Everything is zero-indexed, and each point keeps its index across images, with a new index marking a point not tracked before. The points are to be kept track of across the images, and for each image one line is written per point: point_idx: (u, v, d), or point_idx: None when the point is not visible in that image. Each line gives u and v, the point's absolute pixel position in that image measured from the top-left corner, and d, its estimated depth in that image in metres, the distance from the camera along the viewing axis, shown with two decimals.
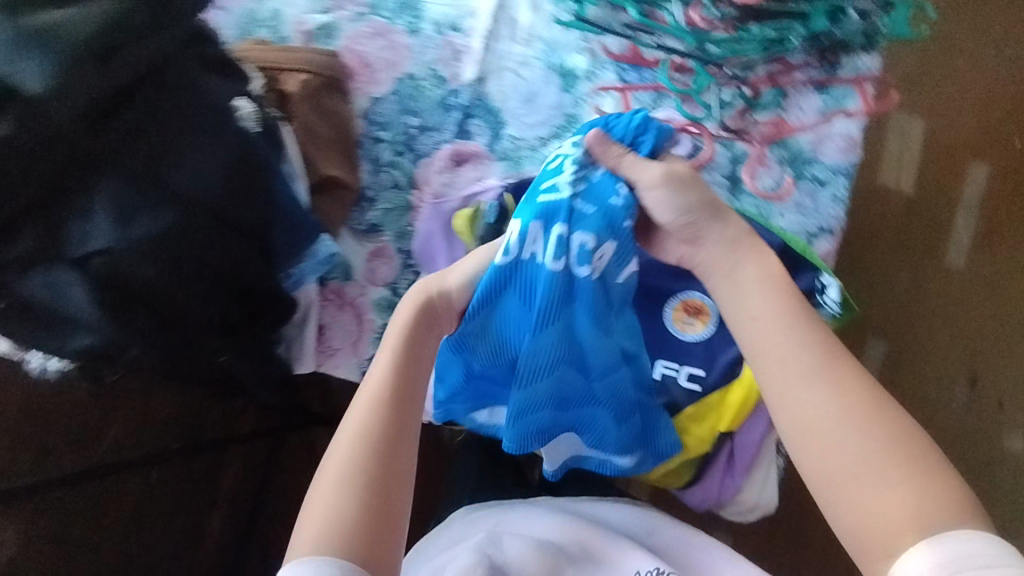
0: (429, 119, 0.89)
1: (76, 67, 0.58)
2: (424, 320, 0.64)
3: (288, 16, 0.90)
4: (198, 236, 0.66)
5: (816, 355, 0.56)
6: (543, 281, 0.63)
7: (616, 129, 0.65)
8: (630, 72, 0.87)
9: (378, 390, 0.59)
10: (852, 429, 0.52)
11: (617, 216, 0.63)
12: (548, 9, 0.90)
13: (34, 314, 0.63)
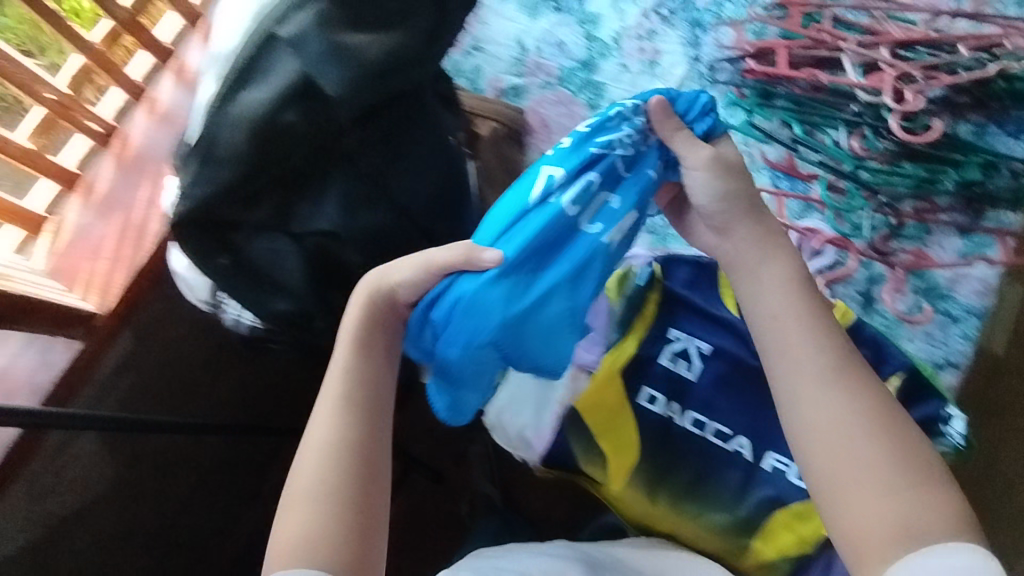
0: None
1: (363, 80, 0.67)
2: (392, 296, 0.60)
3: (487, 73, 1.03)
4: (400, 236, 0.74)
5: (826, 352, 0.54)
6: (554, 218, 0.60)
7: (680, 103, 0.65)
8: (784, 180, 0.94)
9: (342, 407, 0.55)
10: (861, 436, 0.51)
11: (644, 191, 0.63)
12: (718, 110, 0.98)
13: (248, 272, 0.71)
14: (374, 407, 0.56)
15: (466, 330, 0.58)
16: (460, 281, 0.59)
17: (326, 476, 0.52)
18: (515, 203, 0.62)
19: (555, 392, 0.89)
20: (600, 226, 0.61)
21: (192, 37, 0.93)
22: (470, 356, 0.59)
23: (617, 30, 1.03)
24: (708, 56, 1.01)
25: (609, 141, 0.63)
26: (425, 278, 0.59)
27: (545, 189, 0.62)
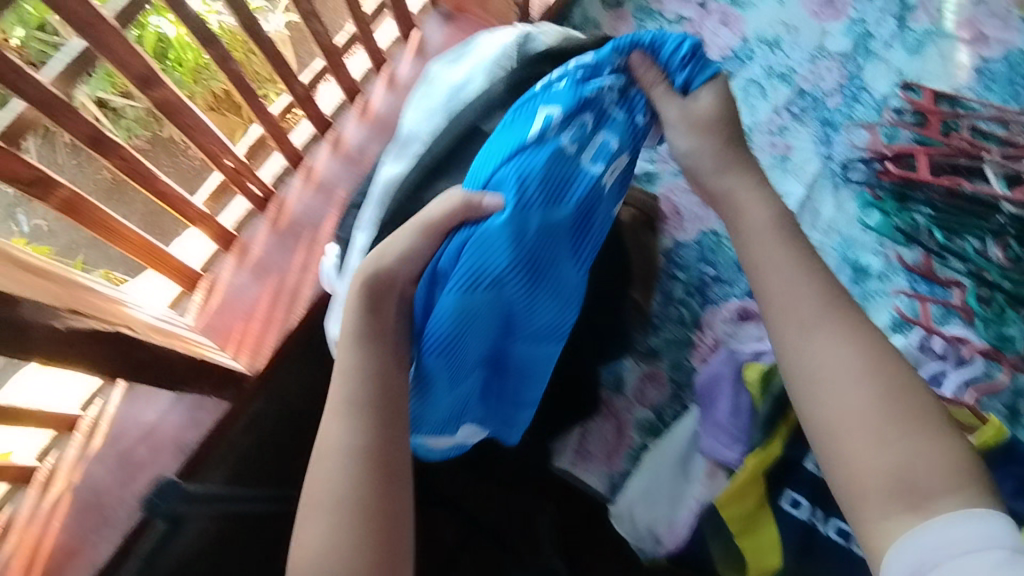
0: (723, 272, 0.98)
1: None
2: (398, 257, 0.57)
3: None
4: None
5: (823, 300, 0.55)
6: (554, 158, 0.58)
7: (668, 45, 0.61)
8: (922, 284, 0.94)
9: (350, 378, 0.54)
10: (860, 378, 0.52)
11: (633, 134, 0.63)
12: (852, 210, 1.00)
13: None
14: (384, 390, 0.55)
15: (482, 273, 0.56)
16: (463, 231, 0.57)
17: (352, 465, 0.51)
18: (510, 142, 0.59)
19: (690, 486, 0.85)
20: (600, 166, 0.61)
21: (348, 111, 0.96)
22: (468, 311, 0.56)
23: (749, 124, 1.06)
24: (840, 155, 1.03)
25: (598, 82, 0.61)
26: (420, 241, 0.57)
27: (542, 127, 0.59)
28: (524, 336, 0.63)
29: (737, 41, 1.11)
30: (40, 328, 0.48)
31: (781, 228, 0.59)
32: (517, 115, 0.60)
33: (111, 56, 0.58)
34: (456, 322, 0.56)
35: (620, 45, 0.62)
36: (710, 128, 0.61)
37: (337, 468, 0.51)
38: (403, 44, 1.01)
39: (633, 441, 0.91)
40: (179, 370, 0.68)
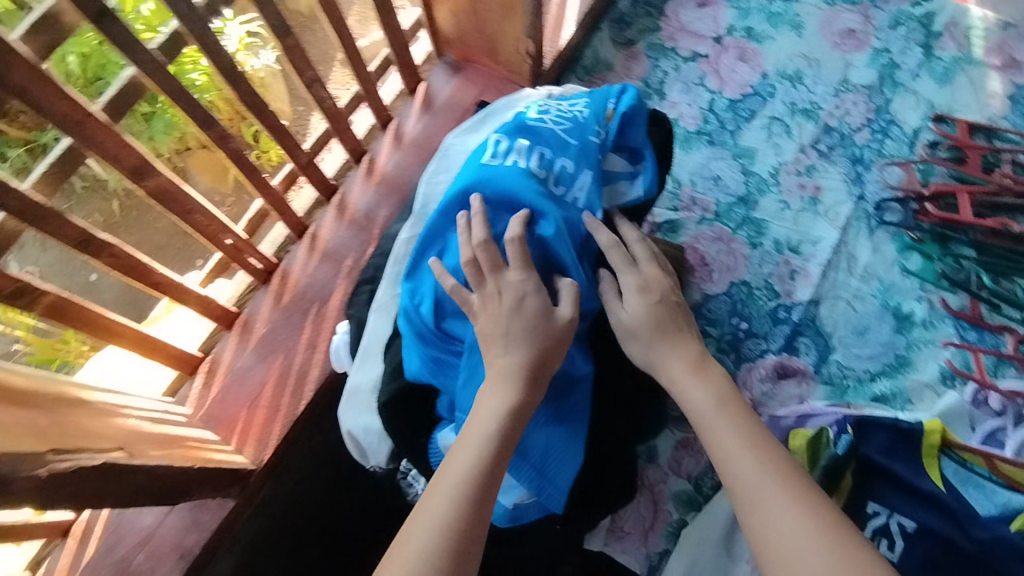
0: (757, 326, 0.92)
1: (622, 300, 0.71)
2: (491, 335, 0.57)
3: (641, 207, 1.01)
4: (604, 410, 0.69)
5: (765, 460, 0.55)
6: (512, 176, 0.62)
7: (597, 101, 0.67)
8: (970, 331, 0.89)
9: (468, 461, 0.51)
10: (809, 533, 0.49)
11: (591, 150, 0.64)
12: (891, 253, 0.94)
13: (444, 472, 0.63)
14: (486, 487, 0.50)
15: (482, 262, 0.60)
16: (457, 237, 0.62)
17: (440, 554, 0.46)
18: (508, 181, 0.61)
19: (736, 567, 0.78)
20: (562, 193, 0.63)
21: (355, 172, 0.92)
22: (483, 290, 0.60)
23: (774, 165, 1.01)
24: (874, 194, 0.98)
25: (590, 127, 0.65)
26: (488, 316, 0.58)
27: (533, 167, 0.63)
28: None
29: (757, 77, 1.07)
30: (21, 480, 0.43)
31: (722, 394, 0.61)
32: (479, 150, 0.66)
33: (101, 150, 0.56)
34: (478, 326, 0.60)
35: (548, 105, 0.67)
36: (654, 317, 0.64)
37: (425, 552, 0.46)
38: (409, 97, 0.97)
39: (671, 516, 0.84)
40: (178, 483, 0.61)
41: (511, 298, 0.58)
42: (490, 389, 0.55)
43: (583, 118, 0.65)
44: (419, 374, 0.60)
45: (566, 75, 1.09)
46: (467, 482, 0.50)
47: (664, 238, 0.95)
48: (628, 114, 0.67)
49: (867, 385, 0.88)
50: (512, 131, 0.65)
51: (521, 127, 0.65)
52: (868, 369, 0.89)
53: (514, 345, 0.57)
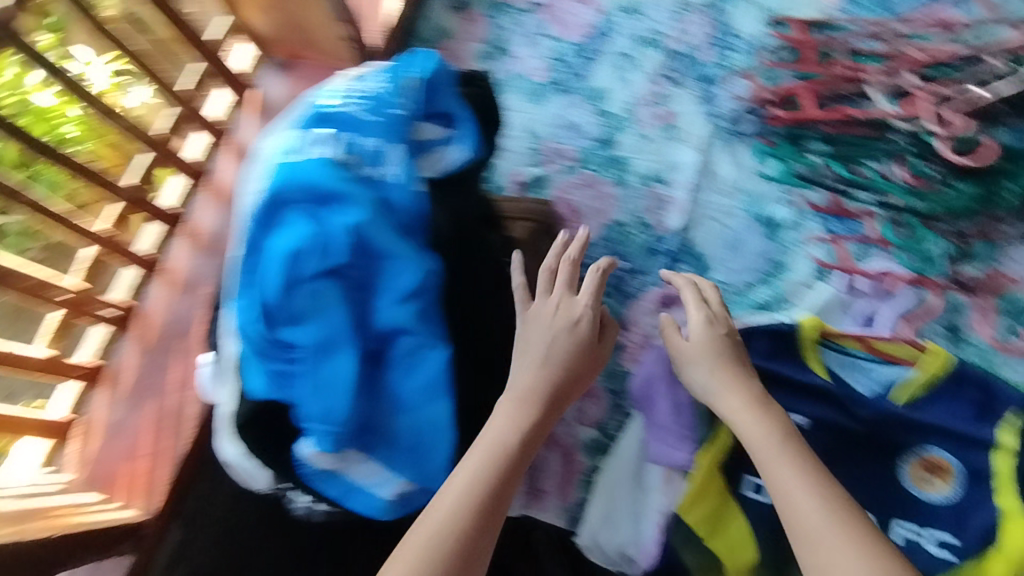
0: (637, 263, 0.93)
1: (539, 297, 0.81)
2: (537, 349, 0.66)
3: (505, 169, 0.99)
4: (475, 379, 0.68)
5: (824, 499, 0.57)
6: (315, 168, 0.60)
7: (396, 72, 0.66)
8: (835, 223, 0.90)
9: (473, 473, 0.56)
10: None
11: (396, 124, 0.64)
12: (750, 163, 0.95)
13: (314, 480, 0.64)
14: (494, 501, 0.56)
15: (300, 262, 0.59)
16: (271, 241, 0.60)
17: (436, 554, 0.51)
18: (310, 173, 0.60)
19: (648, 497, 0.81)
20: (374, 172, 0.62)
21: (199, 196, 0.89)
22: (308, 290, 0.59)
23: (627, 100, 1.01)
24: (727, 109, 0.98)
25: (389, 99, 0.64)
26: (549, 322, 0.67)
27: (336, 153, 0.61)
28: (378, 303, 0.62)
29: (596, 16, 1.07)
30: None
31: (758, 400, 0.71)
32: (280, 147, 0.63)
33: None
34: (313, 329, 0.59)
35: (345, 86, 0.66)
36: (716, 353, 0.72)
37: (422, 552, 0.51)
38: (242, 107, 0.95)
39: (584, 465, 0.86)
40: (49, 552, 0.59)
41: (565, 312, 0.68)
42: (509, 406, 0.62)
43: (380, 91, 0.64)
44: (267, 393, 0.61)
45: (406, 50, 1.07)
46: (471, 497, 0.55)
47: (530, 196, 0.94)
48: (429, 79, 0.67)
49: (748, 295, 0.90)
50: (310, 121, 0.63)
51: (318, 116, 0.63)
52: (746, 281, 0.91)
53: (552, 364, 0.65)
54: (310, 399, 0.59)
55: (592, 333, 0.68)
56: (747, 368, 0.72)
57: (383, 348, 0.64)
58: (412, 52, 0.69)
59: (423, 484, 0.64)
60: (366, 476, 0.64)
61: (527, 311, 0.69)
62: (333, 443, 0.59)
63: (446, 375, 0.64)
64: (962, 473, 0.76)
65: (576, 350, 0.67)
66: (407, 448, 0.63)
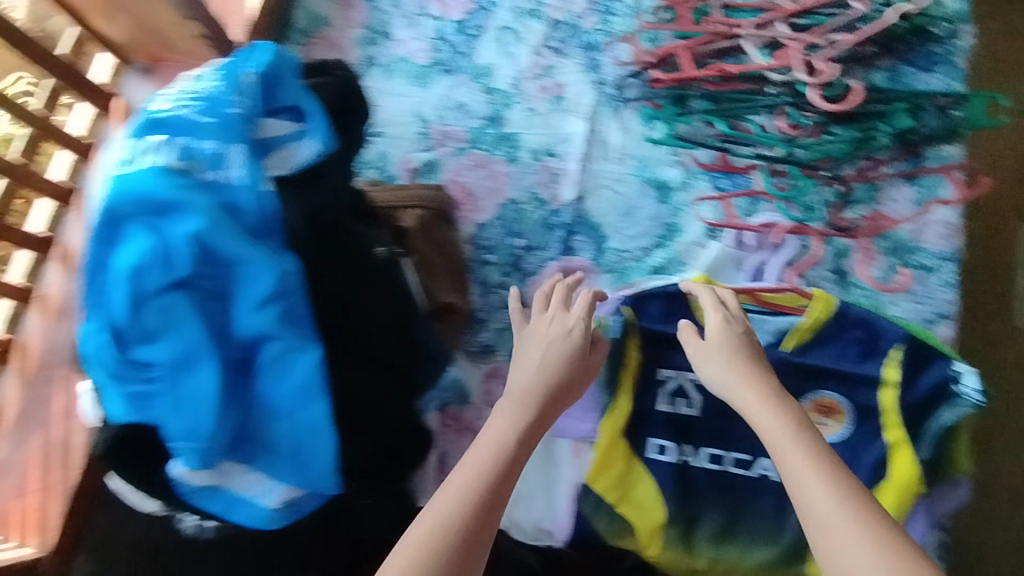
0: (534, 239, 0.93)
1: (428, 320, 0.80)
2: (533, 356, 0.70)
3: (395, 157, 0.97)
4: (352, 375, 0.67)
5: (842, 495, 0.51)
6: (149, 178, 0.58)
7: (232, 69, 0.64)
8: (723, 180, 0.91)
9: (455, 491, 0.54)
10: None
11: (234, 123, 0.62)
12: (637, 128, 0.95)
13: (191, 499, 0.63)
14: (490, 499, 0.54)
15: (143, 277, 0.57)
16: (113, 259, 0.58)
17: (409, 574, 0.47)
18: (142, 184, 0.57)
19: (559, 472, 0.84)
20: (214, 175, 0.60)
21: (70, 218, 0.86)
22: (157, 306, 0.57)
23: (513, 75, 0.99)
24: (611, 75, 0.97)
25: (224, 98, 0.62)
26: (546, 344, 0.71)
27: (170, 160, 0.59)
28: (236, 311, 0.60)
29: None
30: None
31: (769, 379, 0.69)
32: (117, 161, 0.61)
33: None
34: (168, 345, 0.57)
35: (180, 90, 0.63)
36: (732, 351, 0.69)
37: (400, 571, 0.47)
38: (109, 118, 0.91)
39: None
40: None
41: (559, 327, 0.73)
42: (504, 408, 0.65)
43: (214, 91, 0.62)
44: (128, 415, 0.59)
45: (283, 42, 1.03)
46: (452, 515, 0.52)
47: (419, 184, 0.93)
48: (266, 73, 0.65)
49: (644, 260, 0.90)
50: (144, 130, 0.61)
51: (151, 124, 0.61)
52: (642, 246, 0.91)
53: (547, 368, 0.69)
54: (173, 416, 0.58)
55: (583, 339, 0.71)
56: (765, 367, 0.68)
57: (251, 357, 0.62)
58: (250, 46, 0.67)
59: (311, 488, 0.64)
60: (248, 487, 0.63)
61: (528, 326, 0.75)
62: (202, 458, 0.58)
63: (320, 375, 0.63)
64: (853, 411, 0.79)
65: (568, 359, 0.70)
66: (287, 454, 0.63)
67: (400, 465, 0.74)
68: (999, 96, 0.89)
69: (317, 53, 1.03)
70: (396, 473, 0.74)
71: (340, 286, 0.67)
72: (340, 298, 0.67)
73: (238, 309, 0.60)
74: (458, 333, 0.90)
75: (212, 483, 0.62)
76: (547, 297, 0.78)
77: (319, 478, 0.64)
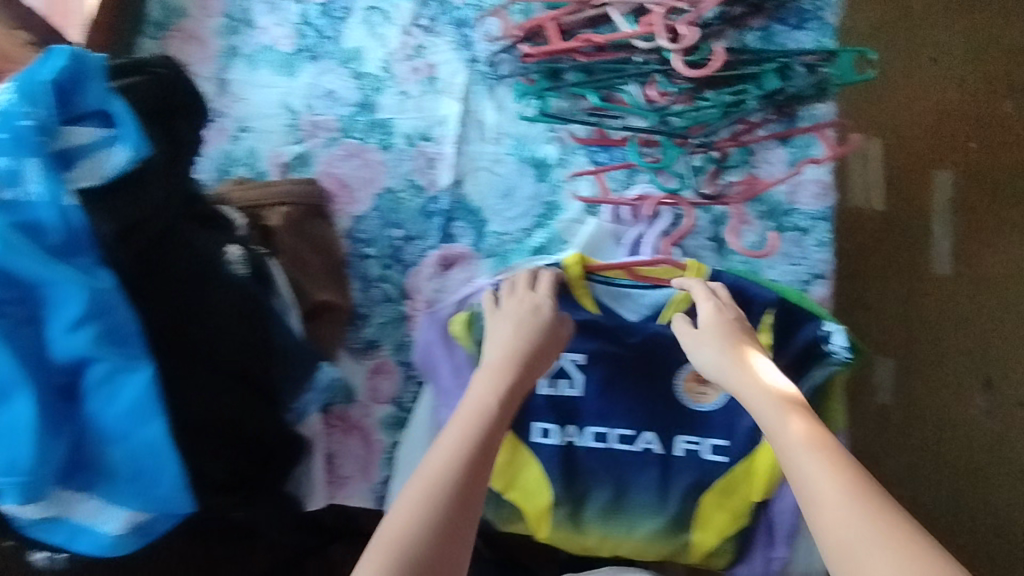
0: (412, 228, 0.90)
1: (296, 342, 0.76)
2: (505, 333, 0.74)
3: (264, 151, 0.93)
4: (194, 388, 0.65)
5: (828, 463, 0.55)
6: None
7: (26, 80, 0.61)
8: (600, 154, 0.90)
9: (435, 475, 0.59)
10: (875, 541, 0.49)
11: (25, 135, 0.58)
12: (512, 106, 0.92)
13: (36, 534, 0.63)
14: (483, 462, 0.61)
15: None
16: None
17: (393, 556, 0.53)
18: None
19: None
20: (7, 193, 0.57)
21: None
22: None
23: (383, 57, 0.95)
24: (484, 52, 0.94)
25: (14, 110, 0.59)
26: (516, 322, 0.74)
27: None
28: (52, 335, 0.58)
29: None
30: None
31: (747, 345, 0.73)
32: None
33: None
34: None
35: None
36: (724, 333, 0.71)
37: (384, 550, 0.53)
38: None
39: (384, 443, 0.86)
40: None
41: (528, 303, 0.76)
42: (482, 379, 0.69)
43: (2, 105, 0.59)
44: None
45: (138, 36, 0.98)
46: (437, 498, 0.57)
47: (289, 179, 0.89)
48: (64, 81, 0.63)
49: (525, 242, 0.89)
50: None
51: None
52: (522, 228, 0.89)
53: (518, 340, 0.72)
54: None
55: (551, 314, 0.75)
56: (755, 346, 0.71)
57: (77, 380, 0.60)
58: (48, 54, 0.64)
59: (159, 508, 0.63)
60: (94, 512, 0.62)
61: (496, 310, 0.77)
62: (24, 494, 0.55)
63: (154, 392, 0.61)
64: None
65: (539, 333, 0.74)
66: (129, 478, 0.62)
67: (273, 472, 0.74)
68: (868, 51, 0.87)
69: (177, 47, 0.97)
70: (267, 477, 0.74)
71: (169, 301, 0.65)
72: (179, 311, 0.65)
73: (54, 333, 0.58)
74: (341, 330, 0.87)
75: (51, 512, 0.61)
76: (513, 282, 0.80)
77: (167, 496, 0.63)
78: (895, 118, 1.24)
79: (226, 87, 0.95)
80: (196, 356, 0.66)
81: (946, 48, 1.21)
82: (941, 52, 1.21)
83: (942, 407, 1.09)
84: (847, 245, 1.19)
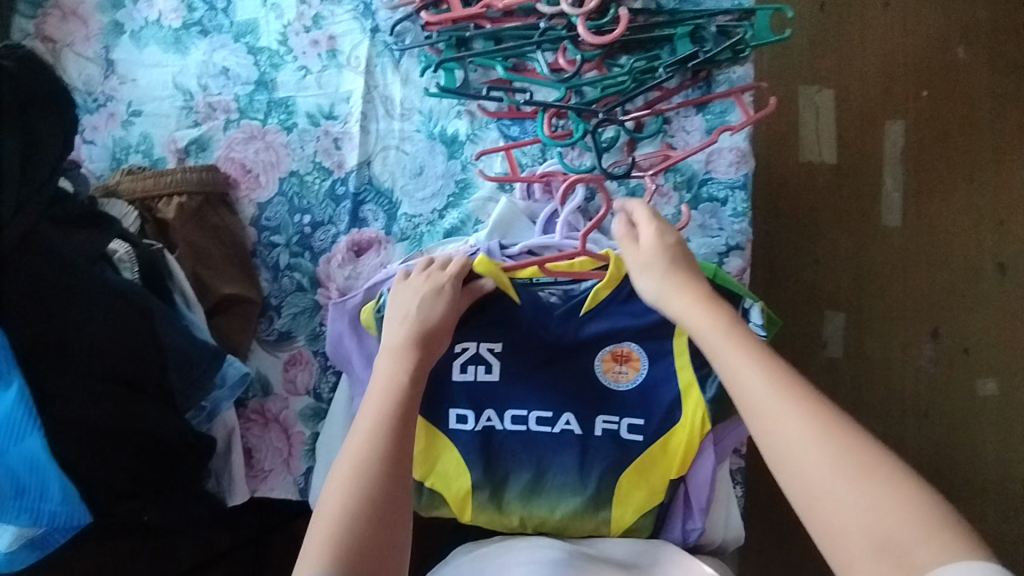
0: (320, 214, 0.87)
1: (198, 334, 0.75)
2: (405, 309, 0.71)
3: (159, 137, 0.88)
4: (72, 390, 0.65)
5: (767, 370, 0.56)
6: None
7: None
8: (513, 128, 0.86)
9: (357, 463, 0.60)
10: (812, 435, 0.52)
11: None
12: (417, 78, 0.88)
13: None
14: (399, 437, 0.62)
15: None
16: None
17: (333, 539, 0.56)
18: None
19: None
20: None
21: None
22: None
23: (280, 30, 0.90)
24: (386, 22, 0.89)
25: None
26: (425, 299, 0.71)
27: None
28: None
29: None
30: None
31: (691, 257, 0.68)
32: None
33: None
34: None
35: None
36: (662, 250, 0.67)
37: (326, 539, 0.56)
38: None
39: (304, 435, 0.84)
40: None
41: (428, 283, 0.72)
42: (385, 360, 0.68)
43: None
44: None
45: (10, 15, 0.89)
46: (364, 483, 0.59)
47: (185, 166, 0.85)
48: None
49: (438, 223, 0.85)
50: None
51: None
52: (433, 208, 0.86)
53: (405, 322, 0.70)
54: None
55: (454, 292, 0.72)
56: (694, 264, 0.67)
57: None
58: None
59: (48, 522, 0.63)
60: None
61: (404, 280, 0.73)
62: None
63: (26, 405, 0.60)
64: (647, 356, 0.79)
65: (443, 308, 0.71)
66: (11, 495, 0.61)
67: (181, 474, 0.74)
68: (786, 8, 0.82)
69: (56, 27, 0.90)
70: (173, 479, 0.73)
71: (42, 309, 0.64)
72: (55, 315, 0.64)
73: None
74: (252, 322, 0.85)
75: None
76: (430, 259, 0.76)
77: (53, 512, 0.62)
78: (841, 82, 1.34)
79: (113, 68, 0.90)
80: (76, 360, 0.65)
81: (861, 29, 1.35)
82: (913, 21, 1.35)
83: (928, 335, 1.30)
84: (794, 203, 1.32)
